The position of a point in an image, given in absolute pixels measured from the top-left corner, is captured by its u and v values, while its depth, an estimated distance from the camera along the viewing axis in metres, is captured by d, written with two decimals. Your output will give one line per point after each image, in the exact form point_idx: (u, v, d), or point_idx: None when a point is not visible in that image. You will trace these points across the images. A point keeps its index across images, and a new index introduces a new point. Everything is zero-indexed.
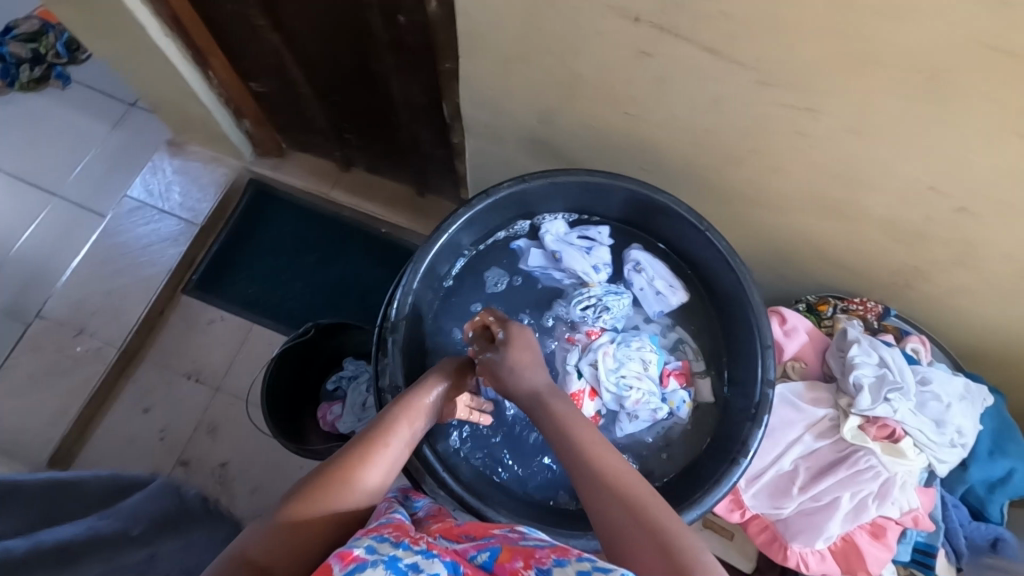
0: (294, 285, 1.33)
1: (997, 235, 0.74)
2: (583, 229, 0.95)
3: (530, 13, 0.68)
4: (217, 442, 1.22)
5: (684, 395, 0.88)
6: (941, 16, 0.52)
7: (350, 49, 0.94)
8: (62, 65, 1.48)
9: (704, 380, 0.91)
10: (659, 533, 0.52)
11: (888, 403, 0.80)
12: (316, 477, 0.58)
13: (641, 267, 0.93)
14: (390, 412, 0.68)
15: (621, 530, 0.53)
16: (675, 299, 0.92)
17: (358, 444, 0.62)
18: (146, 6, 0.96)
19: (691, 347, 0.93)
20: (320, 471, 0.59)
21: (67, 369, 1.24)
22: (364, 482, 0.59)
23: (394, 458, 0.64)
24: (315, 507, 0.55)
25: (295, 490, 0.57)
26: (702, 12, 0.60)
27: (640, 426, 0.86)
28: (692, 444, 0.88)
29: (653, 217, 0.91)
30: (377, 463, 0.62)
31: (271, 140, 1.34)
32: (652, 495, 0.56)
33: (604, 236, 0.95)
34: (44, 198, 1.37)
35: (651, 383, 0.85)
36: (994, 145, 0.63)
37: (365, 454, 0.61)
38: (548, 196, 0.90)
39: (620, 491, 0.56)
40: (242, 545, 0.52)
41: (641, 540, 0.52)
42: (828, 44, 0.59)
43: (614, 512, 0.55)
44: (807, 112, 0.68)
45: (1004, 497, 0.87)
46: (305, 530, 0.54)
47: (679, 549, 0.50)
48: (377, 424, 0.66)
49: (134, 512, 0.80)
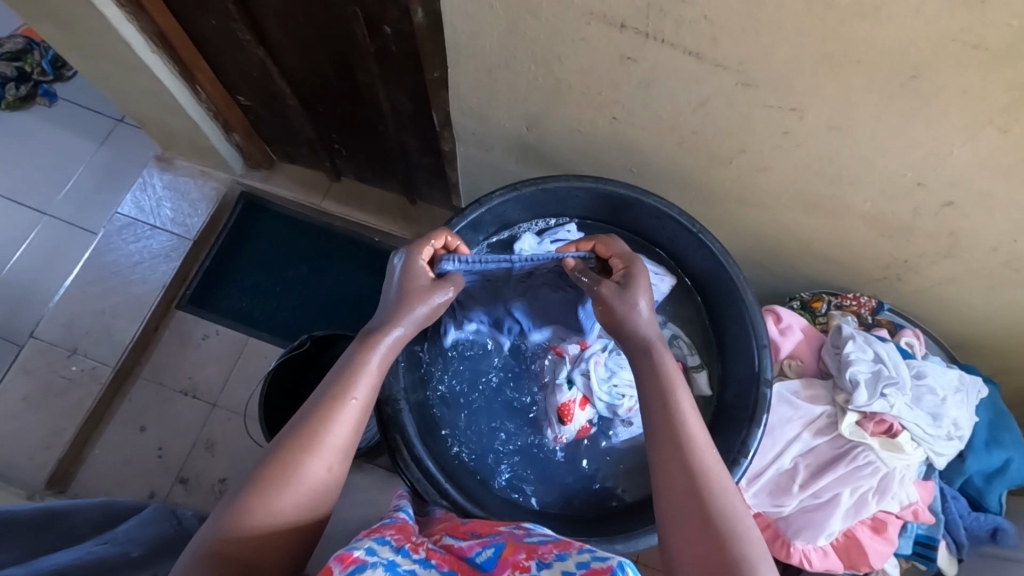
0: (286, 297, 1.33)
1: (981, 225, 0.74)
2: (553, 235, 0.93)
3: (512, 22, 0.69)
4: (215, 458, 1.22)
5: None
6: (916, 16, 0.53)
7: (335, 61, 0.94)
8: (47, 82, 1.47)
9: (700, 374, 0.91)
10: (711, 520, 0.52)
11: (884, 398, 0.80)
12: (274, 458, 0.56)
13: None
14: (348, 366, 0.64)
15: (678, 499, 0.55)
16: (664, 285, 0.93)
17: (314, 407, 0.60)
18: (130, 23, 0.95)
19: (685, 341, 0.94)
20: (275, 450, 0.57)
21: (59, 392, 1.23)
22: (330, 454, 0.58)
23: (357, 415, 0.61)
24: (281, 494, 0.54)
25: (260, 470, 0.56)
26: (684, 16, 0.60)
27: (637, 433, 0.87)
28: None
29: (637, 216, 0.91)
30: (338, 428, 0.59)
31: (259, 152, 1.34)
32: (713, 471, 0.56)
33: (573, 233, 0.94)
34: (33, 218, 1.37)
35: None
36: (974, 139, 0.64)
37: (326, 419, 0.59)
38: (532, 205, 0.90)
39: (686, 448, 0.57)
40: (215, 532, 0.52)
41: (689, 523, 0.53)
42: (808, 47, 0.60)
43: (677, 481, 0.55)
44: (791, 112, 0.69)
45: (1002, 486, 0.87)
46: (271, 516, 0.54)
47: (719, 526, 0.52)
48: (338, 380, 0.63)
49: (131, 538, 0.79)
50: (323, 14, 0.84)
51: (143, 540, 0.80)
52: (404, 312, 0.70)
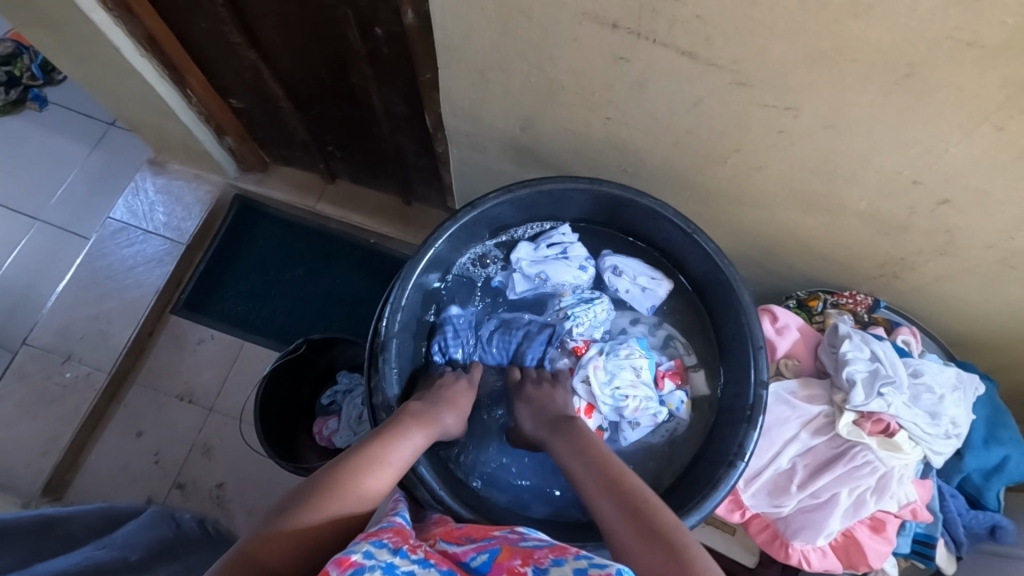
0: (281, 300, 1.32)
1: (976, 223, 0.74)
2: (548, 238, 0.94)
3: (504, 23, 0.68)
4: (213, 463, 1.21)
5: (682, 394, 0.90)
6: (909, 14, 0.53)
7: (327, 63, 0.93)
8: (38, 86, 1.46)
9: (697, 374, 0.92)
10: (668, 539, 0.56)
11: (881, 398, 0.80)
12: (317, 480, 0.60)
13: (620, 270, 0.93)
14: (398, 425, 0.71)
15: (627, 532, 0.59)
16: (661, 290, 0.94)
17: (362, 449, 0.65)
18: (118, 26, 0.94)
19: (681, 342, 0.95)
20: (321, 475, 0.61)
21: (54, 398, 1.22)
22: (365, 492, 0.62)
23: (393, 468, 0.66)
24: (318, 511, 0.57)
25: (304, 488, 0.60)
26: (676, 15, 0.60)
27: (646, 431, 0.88)
28: (694, 443, 0.89)
29: (633, 216, 0.90)
30: (378, 473, 0.64)
31: (253, 154, 1.33)
32: (655, 501, 0.61)
33: (569, 235, 0.95)
34: (26, 223, 1.36)
35: (646, 389, 0.87)
36: (970, 136, 0.63)
37: (371, 461, 0.64)
38: (525, 208, 0.90)
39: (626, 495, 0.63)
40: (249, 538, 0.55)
41: (642, 542, 0.57)
42: (802, 45, 0.59)
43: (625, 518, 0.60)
44: (786, 111, 0.68)
45: (1000, 484, 0.87)
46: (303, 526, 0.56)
47: (675, 543, 0.56)
48: (384, 432, 0.69)
49: (129, 542, 0.79)
50: (313, 16, 0.83)
51: (142, 545, 0.80)
52: (447, 406, 0.79)
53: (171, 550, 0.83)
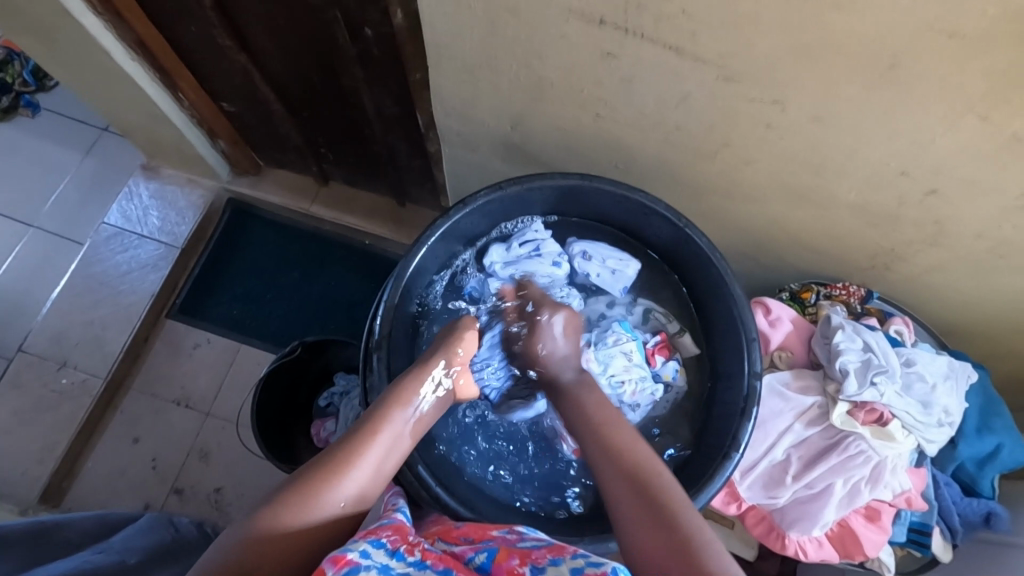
0: (276, 304, 1.32)
1: (963, 212, 0.75)
2: (520, 237, 0.94)
3: (491, 21, 0.69)
4: (211, 468, 1.21)
5: (675, 364, 0.92)
6: (892, 5, 0.53)
7: (318, 66, 0.93)
8: (30, 93, 1.46)
9: (684, 337, 0.94)
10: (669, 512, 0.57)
11: (874, 387, 0.80)
12: (308, 470, 0.59)
13: (589, 254, 0.94)
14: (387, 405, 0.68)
15: (627, 499, 0.60)
16: (631, 270, 0.95)
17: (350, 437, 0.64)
18: (110, 31, 0.94)
19: (660, 311, 0.96)
20: (310, 467, 0.60)
21: (49, 406, 1.22)
22: (351, 482, 0.60)
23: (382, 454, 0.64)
24: (297, 507, 0.56)
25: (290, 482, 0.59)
26: (662, 10, 0.60)
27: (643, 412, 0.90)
28: (688, 418, 0.91)
29: (590, 201, 0.91)
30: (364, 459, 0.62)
31: (246, 158, 1.33)
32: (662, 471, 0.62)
33: (541, 231, 0.94)
34: (20, 230, 1.36)
35: (640, 369, 0.88)
36: (955, 125, 0.64)
37: (352, 447, 0.63)
38: (507, 207, 0.90)
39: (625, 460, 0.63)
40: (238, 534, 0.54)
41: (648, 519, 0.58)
42: (787, 38, 0.60)
43: (626, 488, 0.61)
44: (773, 104, 0.69)
45: (994, 471, 0.87)
46: (291, 526, 0.55)
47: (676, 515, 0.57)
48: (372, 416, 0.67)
49: (126, 546, 0.79)
50: (302, 18, 0.83)
51: (141, 548, 0.80)
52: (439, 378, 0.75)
53: (170, 554, 0.83)
